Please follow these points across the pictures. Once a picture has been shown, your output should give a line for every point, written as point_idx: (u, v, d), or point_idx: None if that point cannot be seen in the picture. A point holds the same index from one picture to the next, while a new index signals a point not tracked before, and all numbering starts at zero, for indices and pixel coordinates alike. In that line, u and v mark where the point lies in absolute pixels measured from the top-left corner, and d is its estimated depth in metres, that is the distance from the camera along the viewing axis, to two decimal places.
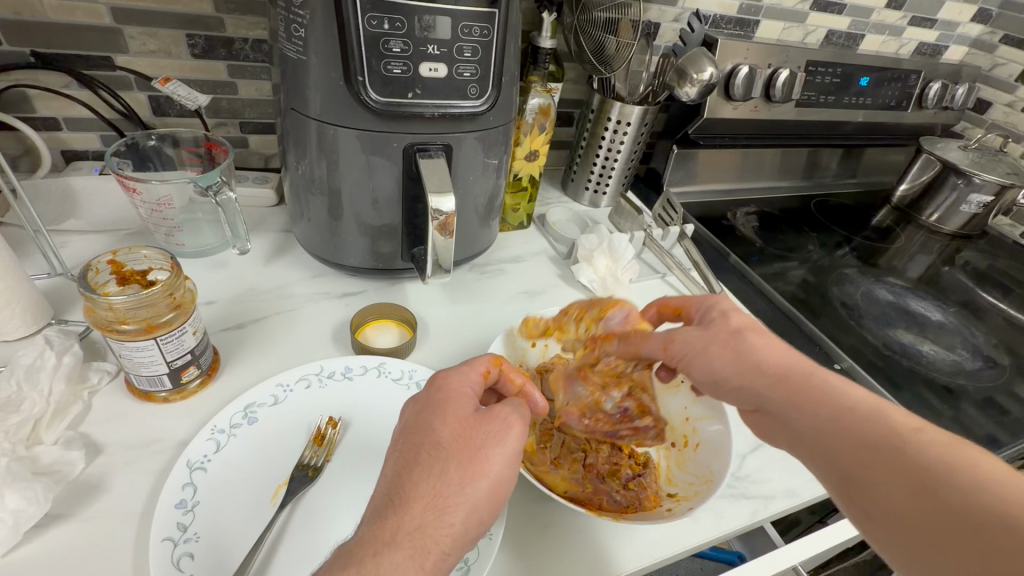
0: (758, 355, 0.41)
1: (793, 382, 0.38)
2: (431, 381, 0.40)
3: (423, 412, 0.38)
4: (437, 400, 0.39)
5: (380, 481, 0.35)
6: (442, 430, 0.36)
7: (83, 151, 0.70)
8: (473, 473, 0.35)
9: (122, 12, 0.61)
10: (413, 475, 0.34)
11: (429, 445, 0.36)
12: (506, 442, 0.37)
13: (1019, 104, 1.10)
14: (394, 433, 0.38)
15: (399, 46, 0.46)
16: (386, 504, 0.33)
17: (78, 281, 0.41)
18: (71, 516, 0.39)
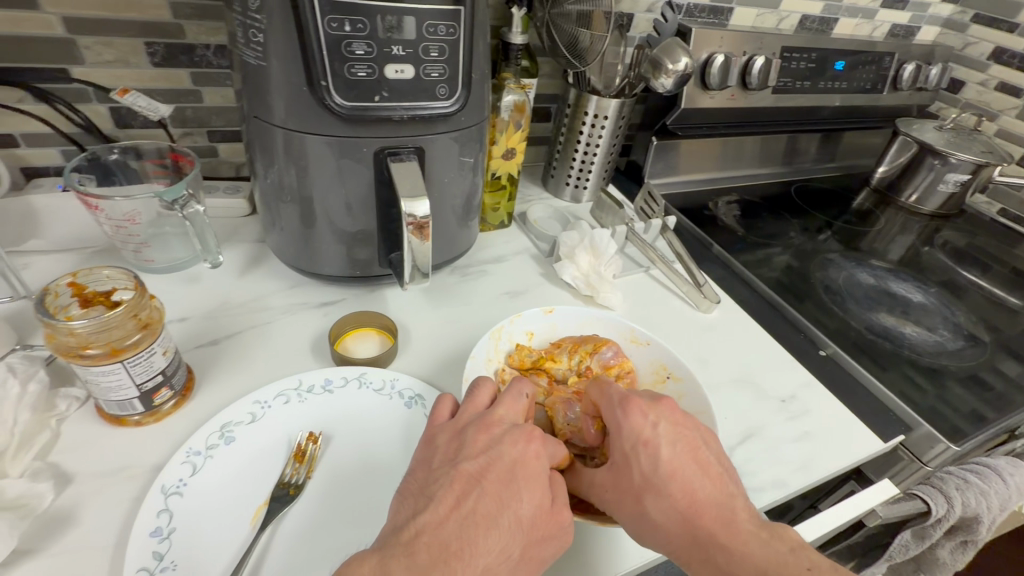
0: (637, 491, 0.40)
1: (690, 540, 0.38)
2: (532, 440, 0.39)
3: (517, 474, 0.37)
4: (520, 466, 0.38)
5: (442, 522, 0.34)
6: (526, 506, 0.36)
7: (42, 168, 0.67)
8: (526, 560, 0.35)
9: (75, 21, 0.59)
10: (485, 540, 0.34)
11: (511, 516, 0.35)
12: (560, 549, 0.37)
13: (991, 83, 1.11)
14: (476, 464, 0.37)
15: (362, 48, 0.45)
16: (443, 553, 0.32)
17: (35, 307, 0.40)
18: (40, 551, 0.37)
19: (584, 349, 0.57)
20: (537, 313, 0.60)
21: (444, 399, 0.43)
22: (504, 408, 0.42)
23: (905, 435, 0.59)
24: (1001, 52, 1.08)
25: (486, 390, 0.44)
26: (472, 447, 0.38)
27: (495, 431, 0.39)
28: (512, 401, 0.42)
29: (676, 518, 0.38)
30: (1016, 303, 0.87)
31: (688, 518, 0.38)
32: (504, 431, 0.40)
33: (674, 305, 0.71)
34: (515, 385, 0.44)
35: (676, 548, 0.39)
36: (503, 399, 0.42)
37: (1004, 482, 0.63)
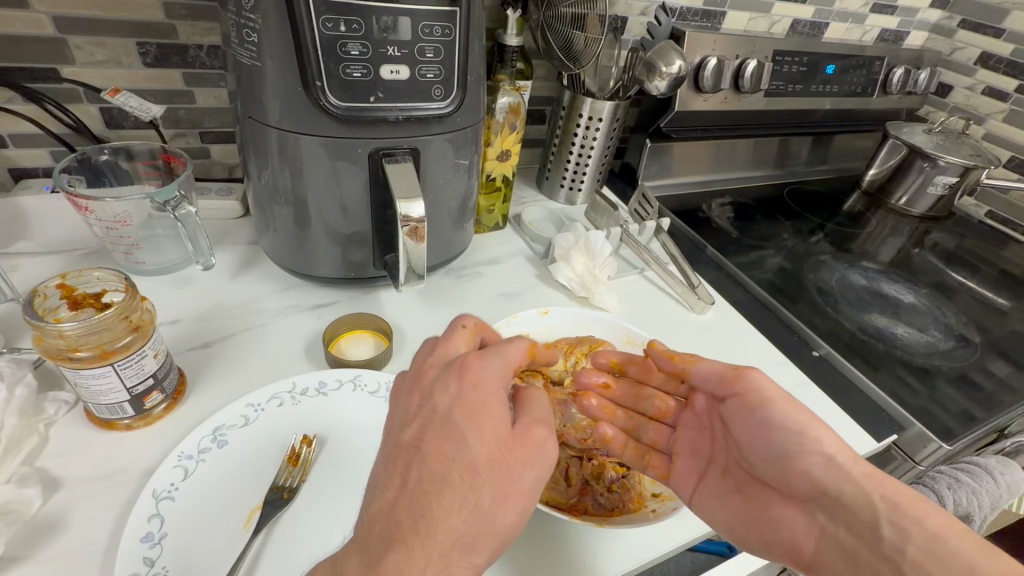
0: (763, 451, 0.43)
1: (839, 484, 0.38)
2: (465, 376, 0.36)
3: (455, 421, 0.34)
4: (463, 409, 0.35)
5: (396, 503, 0.32)
6: (478, 449, 0.33)
7: (31, 169, 0.67)
8: (498, 503, 0.33)
9: (65, 21, 0.58)
10: (439, 504, 0.32)
11: (462, 468, 0.33)
12: (539, 472, 0.35)
13: (978, 87, 1.13)
14: (413, 430, 0.35)
15: (357, 49, 0.45)
16: (394, 533, 0.31)
17: (23, 309, 0.39)
18: (26, 558, 0.37)
19: (580, 350, 0.57)
20: (533, 314, 0.60)
21: (398, 378, 0.40)
22: (437, 352, 0.39)
23: (897, 435, 0.60)
24: (988, 57, 1.10)
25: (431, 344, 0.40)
26: (406, 412, 0.36)
27: (426, 384, 0.37)
28: (447, 344, 0.39)
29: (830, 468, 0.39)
30: (1004, 304, 0.88)
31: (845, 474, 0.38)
32: (435, 378, 0.37)
33: (668, 307, 0.71)
34: (450, 320, 0.41)
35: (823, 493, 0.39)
36: (437, 345, 0.39)
37: (994, 480, 0.62)
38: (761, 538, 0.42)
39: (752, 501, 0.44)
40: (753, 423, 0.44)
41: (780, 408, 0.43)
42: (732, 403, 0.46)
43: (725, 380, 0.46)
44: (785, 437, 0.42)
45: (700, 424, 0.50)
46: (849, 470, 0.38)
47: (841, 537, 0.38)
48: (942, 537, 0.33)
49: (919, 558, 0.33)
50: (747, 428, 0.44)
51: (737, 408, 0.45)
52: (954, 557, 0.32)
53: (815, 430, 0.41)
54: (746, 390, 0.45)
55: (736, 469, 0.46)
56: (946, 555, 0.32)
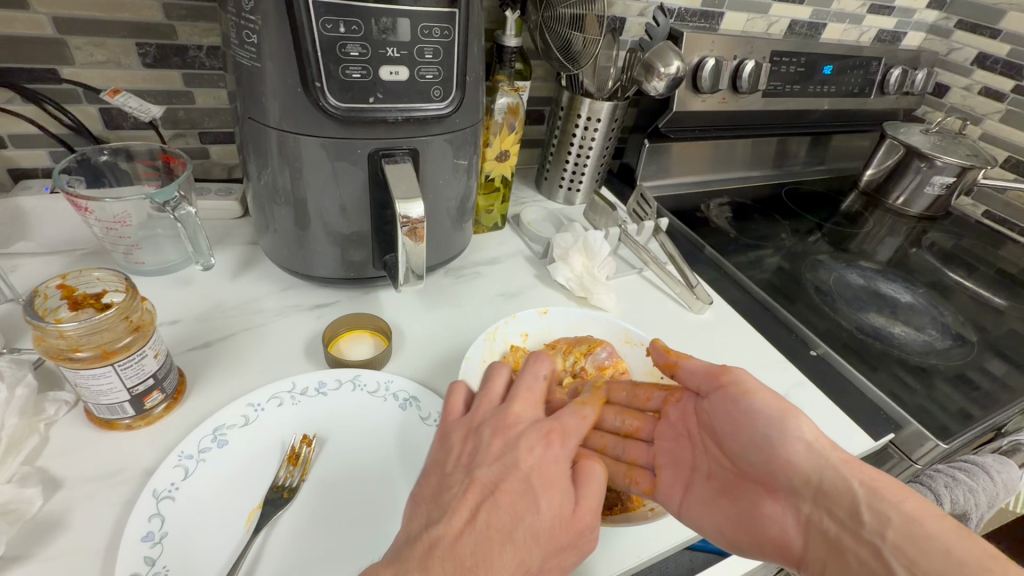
0: (746, 446, 0.43)
1: (823, 478, 0.39)
2: (547, 441, 0.40)
3: (532, 483, 0.38)
4: (536, 472, 0.38)
5: (461, 534, 0.35)
6: (545, 513, 0.36)
7: (31, 169, 0.67)
8: (548, 567, 0.36)
9: (64, 22, 0.58)
10: (500, 553, 0.34)
11: (527, 526, 0.36)
12: (581, 554, 0.37)
13: (975, 87, 1.13)
14: (490, 472, 0.38)
15: (357, 50, 0.45)
16: (458, 566, 0.33)
17: (24, 310, 0.39)
18: (27, 557, 0.37)
19: (579, 350, 0.57)
20: (532, 314, 0.60)
21: (455, 389, 0.46)
22: (518, 408, 0.43)
23: (894, 434, 0.60)
24: (985, 57, 1.10)
25: (499, 380, 0.46)
26: (485, 454, 0.40)
27: (510, 436, 0.41)
28: (524, 394, 0.44)
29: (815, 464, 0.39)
30: (1001, 304, 0.88)
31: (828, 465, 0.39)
32: (521, 431, 0.41)
33: (667, 307, 0.71)
34: (531, 367, 0.46)
35: (806, 485, 0.39)
36: (517, 397, 0.44)
37: (991, 477, 0.62)
38: (753, 538, 0.42)
39: (738, 501, 0.43)
40: (736, 413, 0.43)
41: (762, 398, 0.43)
42: (714, 396, 0.45)
43: (711, 374, 0.46)
44: (766, 427, 0.41)
45: (678, 431, 0.48)
46: (830, 457, 0.39)
47: (828, 526, 0.38)
48: (919, 521, 0.35)
49: (898, 540, 0.34)
50: (729, 419, 0.43)
51: (720, 402, 0.44)
52: (932, 539, 0.34)
53: (794, 418, 0.41)
54: (729, 382, 0.44)
55: (719, 471, 0.45)
56: (922, 538, 0.34)
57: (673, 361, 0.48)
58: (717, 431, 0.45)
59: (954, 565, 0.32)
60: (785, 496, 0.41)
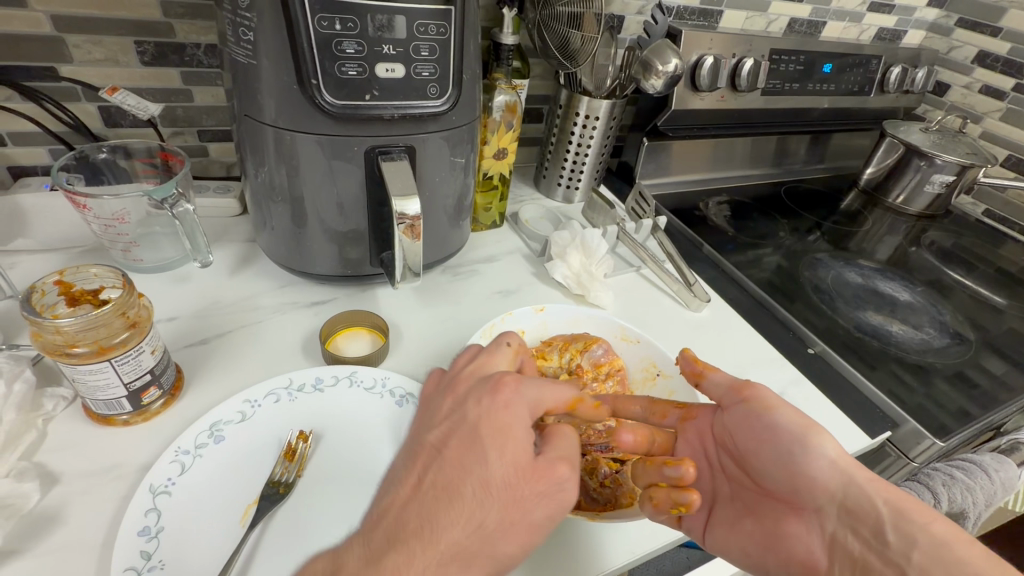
0: (766, 460, 0.44)
1: (848, 494, 0.40)
2: (498, 392, 0.37)
3: (482, 432, 0.36)
4: (486, 425, 0.36)
5: (405, 501, 0.33)
6: (495, 467, 0.34)
7: (30, 167, 0.67)
8: (506, 525, 0.33)
9: (63, 20, 0.58)
10: (447, 512, 0.32)
11: (478, 480, 0.34)
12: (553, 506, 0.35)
13: (975, 86, 1.13)
14: (439, 434, 0.37)
15: (353, 47, 0.45)
16: (401, 535, 0.32)
17: (21, 306, 0.39)
18: (25, 551, 0.37)
19: (575, 347, 0.58)
20: (528, 311, 0.60)
21: (431, 374, 0.44)
22: (483, 364, 0.42)
23: (892, 432, 0.60)
24: (985, 56, 1.10)
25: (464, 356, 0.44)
26: (436, 416, 0.38)
27: (461, 394, 0.39)
28: (482, 363, 0.42)
29: (839, 482, 0.41)
30: (1001, 303, 0.88)
31: (851, 481, 0.40)
32: (470, 389, 0.39)
33: (665, 305, 0.71)
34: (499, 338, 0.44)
35: (828, 500, 0.41)
36: (475, 362, 0.42)
37: (989, 476, 0.62)
38: (778, 557, 0.42)
39: (762, 520, 0.44)
40: (759, 427, 0.44)
41: (785, 413, 0.44)
42: (734, 410, 0.46)
43: (734, 389, 0.47)
44: (788, 443, 0.43)
45: (696, 450, 0.49)
46: (855, 475, 0.40)
47: (852, 546, 0.39)
48: (949, 544, 0.35)
49: (926, 563, 0.35)
50: (751, 434, 0.44)
51: (742, 414, 0.45)
52: (960, 562, 0.34)
53: (817, 436, 0.42)
54: (751, 397, 0.45)
55: (743, 491, 0.46)
56: (954, 561, 0.34)
57: (700, 370, 0.48)
58: (739, 449, 0.46)
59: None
60: (810, 515, 0.42)
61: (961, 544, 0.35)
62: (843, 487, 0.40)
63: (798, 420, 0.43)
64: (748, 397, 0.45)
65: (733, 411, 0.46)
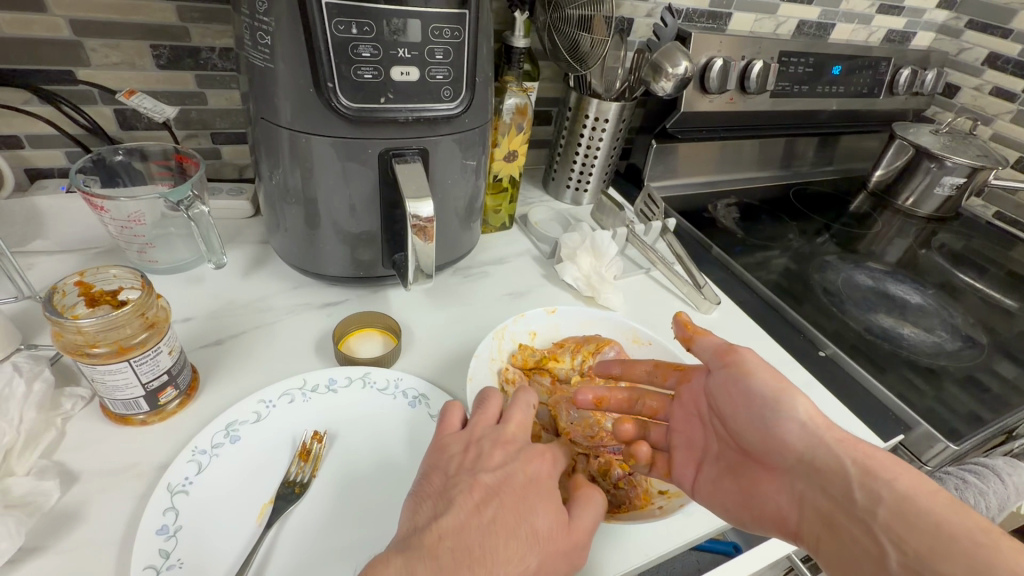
0: (744, 424, 0.44)
1: (817, 453, 0.39)
2: (546, 458, 0.41)
3: (533, 491, 0.38)
4: (538, 486, 0.39)
5: (464, 527, 0.35)
6: (543, 519, 0.37)
7: (47, 169, 0.68)
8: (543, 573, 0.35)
9: (80, 24, 0.59)
10: (504, 549, 0.34)
11: (529, 530, 0.36)
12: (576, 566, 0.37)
13: (985, 88, 1.12)
14: (493, 476, 0.38)
15: (368, 51, 0.46)
16: (465, 558, 0.33)
17: (43, 306, 0.40)
18: (46, 549, 0.37)
19: (587, 349, 0.58)
20: (540, 313, 0.60)
21: (490, 395, 0.45)
22: (513, 425, 0.43)
23: (903, 435, 0.60)
24: (995, 57, 1.09)
25: (495, 401, 0.45)
26: (488, 459, 0.40)
27: (511, 446, 0.41)
28: (522, 416, 0.44)
29: (809, 443, 0.40)
30: (1012, 305, 0.88)
31: (822, 441, 0.40)
32: (519, 446, 0.41)
33: (675, 306, 0.71)
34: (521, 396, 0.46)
35: (798, 460, 0.40)
36: (513, 414, 0.44)
37: (1002, 481, 0.62)
38: (754, 515, 0.43)
39: (741, 479, 0.44)
40: (737, 392, 0.44)
41: (762, 378, 0.43)
42: (717, 374, 0.46)
43: (719, 353, 0.46)
44: (762, 405, 0.42)
45: (690, 411, 0.50)
46: (824, 436, 0.40)
47: (820, 504, 0.39)
48: (913, 498, 0.35)
49: (888, 518, 0.35)
50: (731, 400, 0.44)
51: (723, 379, 0.45)
52: (924, 515, 0.34)
53: (790, 398, 0.42)
54: (733, 362, 0.45)
55: (726, 450, 0.46)
56: (916, 516, 0.34)
57: (690, 335, 0.48)
58: (722, 410, 0.45)
59: (944, 537, 0.32)
60: (782, 475, 0.41)
61: (925, 496, 0.35)
62: (813, 447, 0.40)
63: (775, 383, 0.43)
64: (729, 362, 0.45)
65: (716, 375, 0.46)
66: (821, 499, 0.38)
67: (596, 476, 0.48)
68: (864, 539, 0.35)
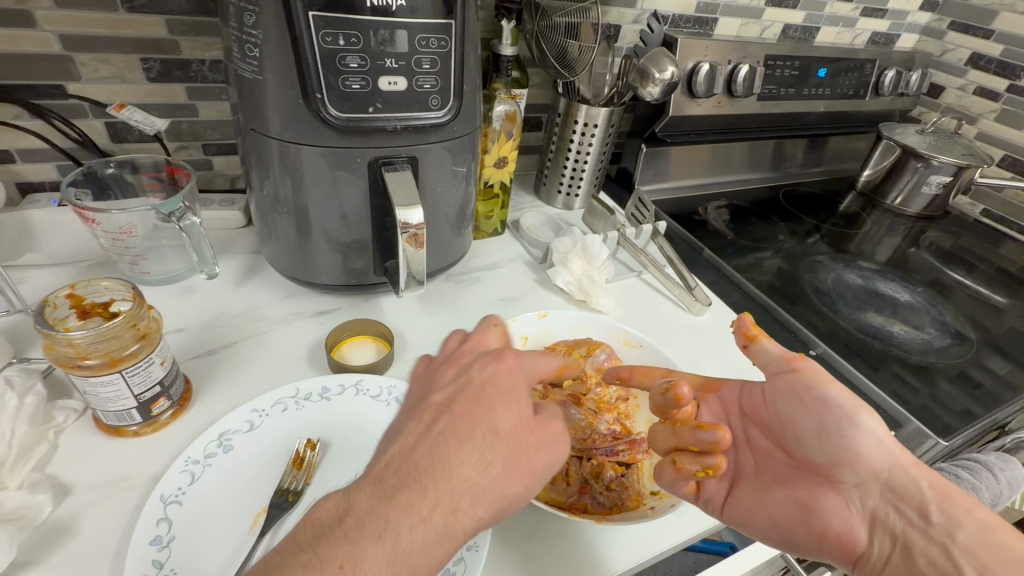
0: (807, 435, 0.43)
1: (893, 475, 0.40)
2: (502, 359, 0.39)
3: (487, 393, 0.37)
4: (490, 391, 0.37)
5: (414, 443, 0.34)
6: (501, 421, 0.36)
7: (38, 183, 0.68)
8: (512, 471, 0.34)
9: (71, 39, 0.59)
10: (457, 453, 0.33)
11: (482, 432, 0.35)
12: (551, 459, 0.36)
13: (970, 87, 1.14)
14: (445, 393, 0.37)
15: (356, 61, 0.46)
16: (413, 472, 0.33)
17: (34, 319, 0.40)
18: (39, 562, 0.37)
19: (578, 353, 0.58)
20: (531, 318, 0.61)
21: (417, 365, 0.42)
22: (474, 343, 0.42)
23: (895, 432, 0.61)
24: (978, 58, 1.11)
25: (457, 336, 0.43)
26: (441, 379, 0.39)
27: (464, 361, 0.40)
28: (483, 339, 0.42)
29: (885, 462, 0.40)
30: (1001, 302, 0.89)
31: (896, 462, 0.40)
32: (472, 361, 0.40)
33: (667, 309, 0.72)
34: (484, 321, 0.44)
35: (871, 477, 0.40)
36: (474, 337, 0.42)
37: (994, 476, 0.62)
38: (813, 531, 0.41)
39: (794, 490, 0.43)
40: (808, 399, 0.43)
41: (838, 388, 0.42)
42: (782, 380, 0.44)
43: (784, 357, 0.45)
44: (833, 420, 0.42)
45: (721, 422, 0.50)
46: (900, 457, 0.41)
47: (893, 522, 0.39)
48: (993, 529, 0.37)
49: (972, 546, 0.37)
50: (801, 408, 0.43)
51: (791, 385, 0.44)
52: (1004, 546, 0.36)
53: (864, 414, 0.42)
54: (802, 368, 0.44)
55: (777, 463, 0.45)
56: (995, 543, 0.36)
57: (753, 334, 0.45)
58: (781, 420, 0.44)
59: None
60: (847, 488, 0.41)
61: (1000, 532, 0.37)
62: (889, 468, 0.40)
63: (846, 395, 0.42)
64: (799, 368, 0.44)
65: (777, 383, 0.44)
66: (895, 521, 0.39)
67: (589, 480, 0.49)
68: (939, 561, 0.37)
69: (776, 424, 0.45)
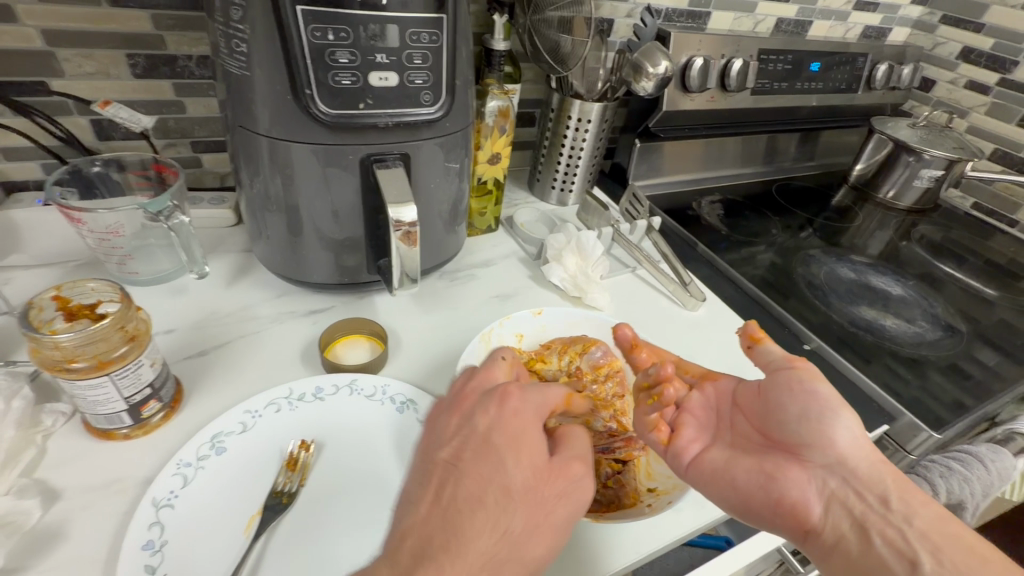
0: (788, 421, 0.43)
1: (866, 466, 0.40)
2: (505, 400, 0.40)
3: (496, 441, 0.38)
4: (502, 441, 0.38)
5: (428, 518, 0.34)
6: (516, 475, 0.37)
7: (22, 182, 0.67)
8: (535, 530, 0.35)
9: (52, 34, 0.58)
10: (472, 521, 0.34)
11: (499, 490, 0.36)
12: (571, 511, 0.37)
13: (960, 81, 1.14)
14: (450, 449, 0.38)
15: (346, 57, 0.45)
16: (428, 548, 0.32)
17: (19, 322, 0.39)
18: (28, 569, 0.37)
19: (574, 350, 0.59)
20: (526, 315, 0.61)
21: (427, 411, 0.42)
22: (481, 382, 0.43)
23: (888, 425, 0.61)
24: (969, 51, 1.12)
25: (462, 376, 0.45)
26: (445, 431, 0.40)
27: (467, 407, 0.41)
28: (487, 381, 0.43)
29: (860, 455, 0.41)
30: (991, 294, 0.89)
31: (876, 463, 0.40)
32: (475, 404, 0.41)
33: (662, 305, 0.72)
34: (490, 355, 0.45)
35: (844, 466, 0.41)
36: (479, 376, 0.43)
37: (985, 467, 0.63)
38: (772, 501, 0.42)
39: (760, 462, 0.43)
40: (798, 392, 0.43)
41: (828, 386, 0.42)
42: (782, 376, 0.44)
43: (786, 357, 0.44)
44: (815, 409, 0.42)
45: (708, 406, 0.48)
46: (875, 454, 0.41)
47: (853, 504, 0.40)
48: (952, 524, 0.38)
49: (926, 531, 0.38)
50: (789, 398, 0.43)
51: (785, 379, 0.43)
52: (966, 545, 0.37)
53: (848, 412, 0.42)
54: (801, 364, 0.43)
55: (748, 442, 0.45)
56: (942, 532, 0.38)
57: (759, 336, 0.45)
58: (767, 406, 0.44)
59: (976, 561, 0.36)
60: (814, 468, 0.41)
61: (956, 528, 0.38)
62: (865, 461, 0.40)
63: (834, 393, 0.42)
64: (797, 364, 0.43)
65: (777, 376, 0.44)
66: (857, 508, 0.40)
67: None
68: (895, 542, 0.38)
69: (761, 410, 0.44)
